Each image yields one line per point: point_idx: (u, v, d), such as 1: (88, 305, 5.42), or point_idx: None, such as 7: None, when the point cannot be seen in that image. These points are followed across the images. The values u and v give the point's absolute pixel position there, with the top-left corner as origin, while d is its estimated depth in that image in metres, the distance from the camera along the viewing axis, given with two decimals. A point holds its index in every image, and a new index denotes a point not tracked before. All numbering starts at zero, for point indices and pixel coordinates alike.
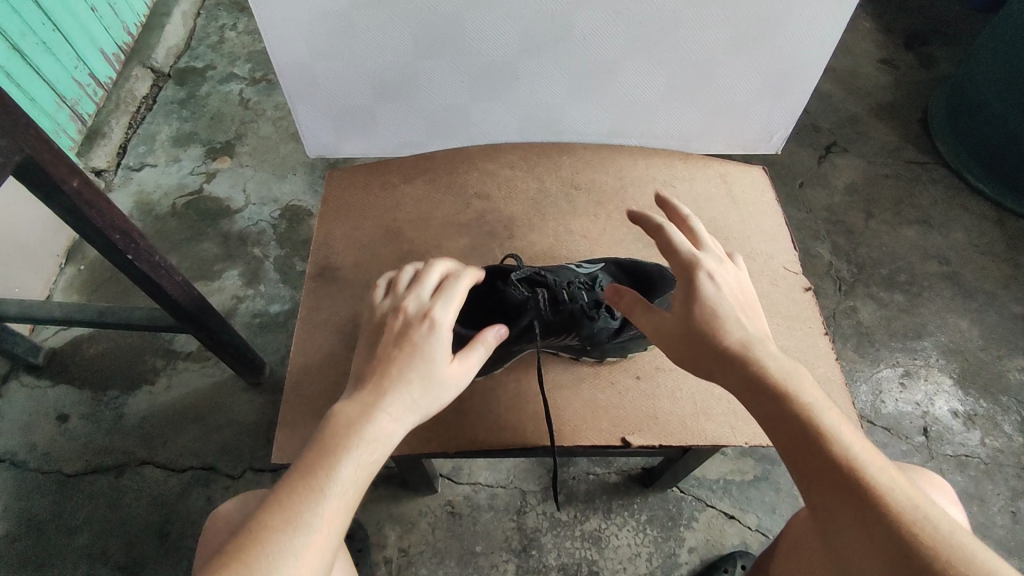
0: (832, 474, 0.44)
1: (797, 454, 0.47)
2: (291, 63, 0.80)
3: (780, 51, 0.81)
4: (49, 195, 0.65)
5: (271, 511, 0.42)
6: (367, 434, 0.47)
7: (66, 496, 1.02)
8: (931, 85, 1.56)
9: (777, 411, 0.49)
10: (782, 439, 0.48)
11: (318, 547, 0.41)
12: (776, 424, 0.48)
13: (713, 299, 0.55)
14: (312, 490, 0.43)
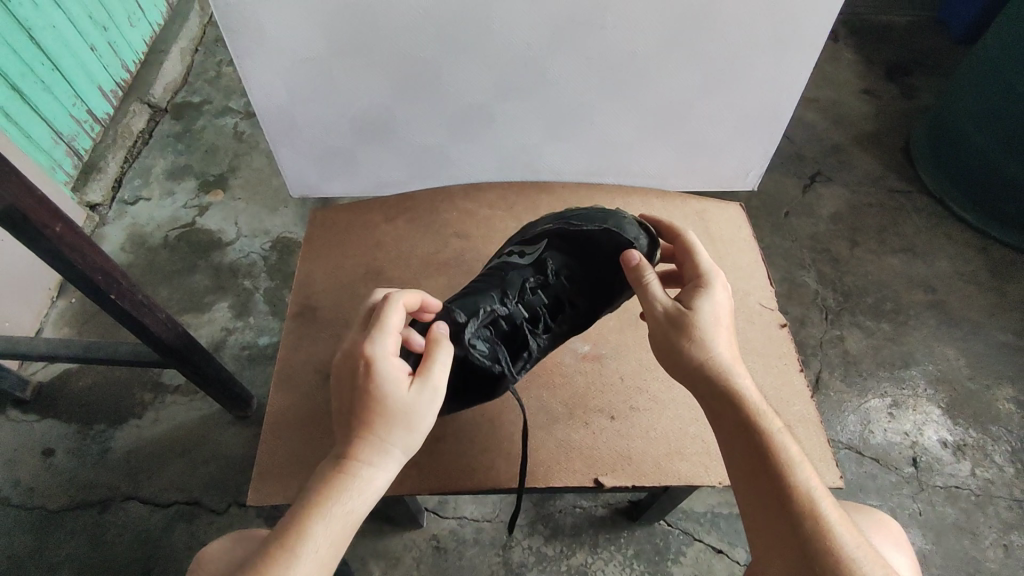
0: (775, 491, 0.49)
1: (750, 467, 0.51)
2: (273, 109, 0.83)
3: (750, 93, 0.84)
4: (32, 238, 0.66)
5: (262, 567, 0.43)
6: (343, 499, 0.46)
7: (49, 533, 1.02)
8: (914, 115, 1.59)
9: (742, 426, 0.52)
10: (740, 452, 0.52)
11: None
12: (739, 438, 0.52)
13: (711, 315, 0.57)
14: (289, 564, 0.43)
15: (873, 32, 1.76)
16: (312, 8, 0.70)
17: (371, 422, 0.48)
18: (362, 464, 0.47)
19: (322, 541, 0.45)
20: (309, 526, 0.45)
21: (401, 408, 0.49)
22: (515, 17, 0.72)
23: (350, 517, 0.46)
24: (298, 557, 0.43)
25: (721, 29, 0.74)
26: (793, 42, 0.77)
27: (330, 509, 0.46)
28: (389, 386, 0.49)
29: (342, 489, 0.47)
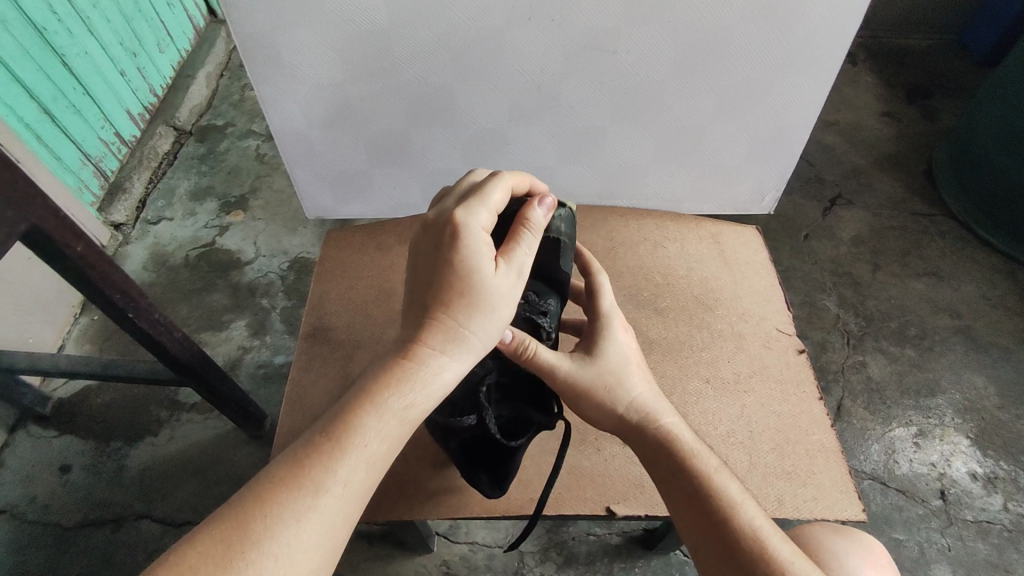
0: (722, 536, 0.50)
1: (692, 514, 0.53)
2: (289, 132, 0.84)
3: (764, 118, 0.83)
4: (54, 258, 0.68)
5: (291, 475, 0.42)
6: (407, 394, 0.47)
7: (63, 550, 1.02)
8: (936, 137, 1.57)
9: (677, 473, 0.54)
10: (681, 501, 0.53)
11: (331, 509, 0.42)
12: (677, 488, 0.54)
13: (622, 359, 0.58)
14: (336, 453, 0.43)
15: (892, 55, 1.75)
16: (329, 34, 0.71)
17: (455, 306, 0.49)
18: (434, 354, 0.48)
19: (373, 435, 0.45)
20: (366, 419, 0.45)
21: (488, 291, 0.49)
22: (529, 43, 0.72)
23: (407, 416, 0.47)
24: (340, 456, 0.43)
25: (735, 53, 0.74)
26: (808, 67, 0.76)
27: (385, 402, 0.46)
28: (482, 259, 0.49)
29: (407, 382, 0.47)
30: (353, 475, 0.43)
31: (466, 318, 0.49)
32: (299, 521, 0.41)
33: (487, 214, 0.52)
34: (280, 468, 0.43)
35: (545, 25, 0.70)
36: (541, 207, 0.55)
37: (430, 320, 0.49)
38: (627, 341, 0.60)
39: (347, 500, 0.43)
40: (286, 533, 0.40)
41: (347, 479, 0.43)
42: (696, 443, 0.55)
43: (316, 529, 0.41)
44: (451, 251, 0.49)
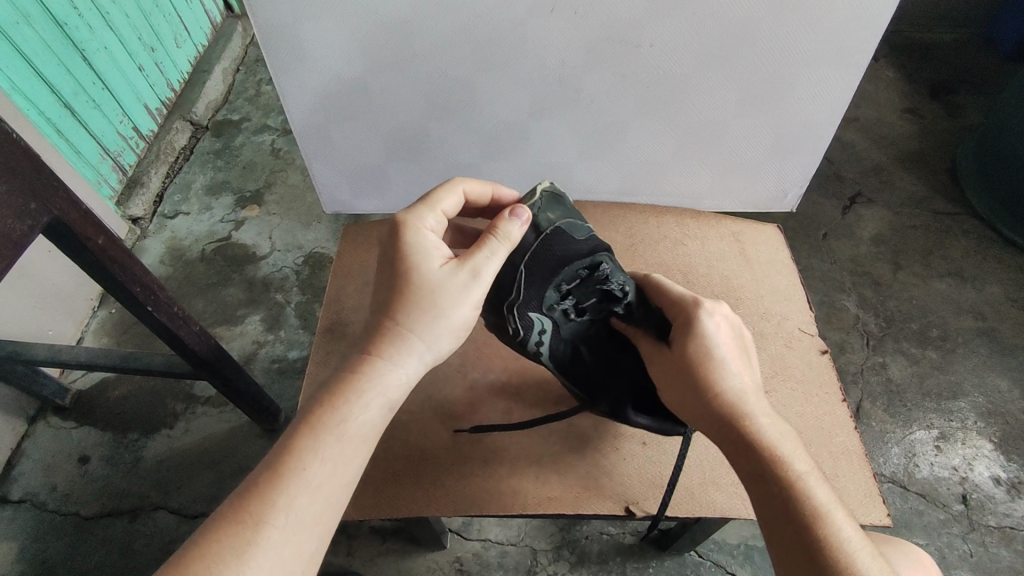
0: (806, 547, 0.47)
1: (772, 519, 0.49)
2: (308, 125, 0.84)
3: (789, 114, 0.82)
4: (74, 251, 0.68)
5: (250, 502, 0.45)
6: (350, 411, 0.49)
7: (81, 540, 1.03)
8: (959, 135, 1.53)
9: (760, 473, 0.51)
10: (762, 503, 0.50)
11: (275, 540, 0.44)
12: (759, 489, 0.50)
13: (714, 346, 0.56)
14: (278, 483, 0.46)
15: (915, 51, 1.72)
16: (350, 26, 0.71)
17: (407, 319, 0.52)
18: (379, 366, 0.50)
19: (315, 459, 0.47)
20: (322, 441, 0.48)
21: (431, 297, 0.52)
22: (552, 36, 0.71)
23: (350, 435, 0.49)
24: (295, 479, 0.46)
25: (761, 46, 0.73)
26: (835, 62, 0.75)
27: (329, 425, 0.48)
28: (424, 264, 0.52)
29: (351, 400, 0.49)
30: (297, 503, 0.46)
31: (410, 324, 0.52)
32: (243, 555, 0.43)
33: (434, 222, 0.56)
34: (230, 505, 0.45)
35: (568, 18, 0.69)
36: (518, 220, 0.55)
37: (377, 333, 0.52)
38: (725, 328, 0.58)
39: (294, 527, 0.45)
40: (231, 569, 0.42)
41: (300, 501, 0.46)
42: (788, 443, 0.52)
43: (261, 560, 0.43)
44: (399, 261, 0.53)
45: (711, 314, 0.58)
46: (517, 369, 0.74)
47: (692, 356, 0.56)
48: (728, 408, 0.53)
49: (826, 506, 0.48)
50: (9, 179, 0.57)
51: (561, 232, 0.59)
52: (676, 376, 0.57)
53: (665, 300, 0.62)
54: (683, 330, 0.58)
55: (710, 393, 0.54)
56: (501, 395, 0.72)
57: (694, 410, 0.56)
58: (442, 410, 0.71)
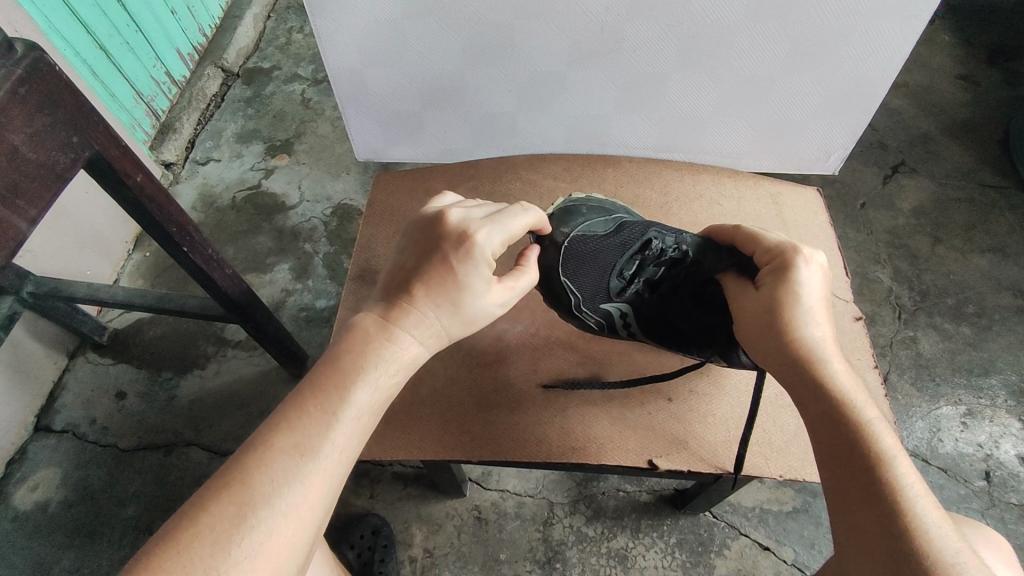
0: (869, 487, 0.46)
1: (834, 458, 0.49)
2: (343, 69, 0.83)
3: (840, 71, 0.79)
4: (114, 187, 0.69)
5: (281, 435, 0.45)
6: (390, 367, 0.50)
7: (119, 470, 1.09)
8: (1014, 104, 1.46)
9: (827, 411, 0.50)
10: (826, 444, 0.50)
11: (328, 473, 0.45)
12: (827, 430, 0.50)
13: (801, 291, 0.55)
14: (331, 419, 0.46)
15: (976, 13, 1.62)
16: None
17: (443, 311, 0.53)
18: (404, 338, 0.51)
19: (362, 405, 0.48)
20: (354, 390, 0.48)
21: (470, 300, 0.53)
22: None
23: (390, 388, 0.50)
24: (335, 420, 0.46)
25: None
26: (894, 16, 0.72)
27: (375, 377, 0.49)
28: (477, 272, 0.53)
29: (389, 359, 0.51)
30: (346, 442, 0.47)
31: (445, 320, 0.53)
32: (302, 482, 0.43)
33: (500, 241, 0.55)
34: (278, 436, 0.45)
35: None
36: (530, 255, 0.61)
37: (400, 308, 0.52)
38: (818, 278, 0.56)
39: (339, 460, 0.46)
40: (291, 492, 0.43)
41: (339, 443, 0.46)
42: (859, 391, 0.51)
43: (318, 487, 0.44)
44: (458, 265, 0.53)
45: (808, 261, 0.56)
46: (546, 322, 0.75)
47: (776, 296, 0.55)
48: (806, 351, 0.53)
49: (895, 453, 0.47)
50: (52, 111, 0.58)
51: (580, 238, 0.68)
52: (753, 313, 0.57)
53: (756, 244, 0.61)
54: (774, 273, 0.57)
55: (788, 334, 0.53)
56: (528, 346, 0.73)
57: (768, 352, 0.55)
58: (470, 358, 0.72)
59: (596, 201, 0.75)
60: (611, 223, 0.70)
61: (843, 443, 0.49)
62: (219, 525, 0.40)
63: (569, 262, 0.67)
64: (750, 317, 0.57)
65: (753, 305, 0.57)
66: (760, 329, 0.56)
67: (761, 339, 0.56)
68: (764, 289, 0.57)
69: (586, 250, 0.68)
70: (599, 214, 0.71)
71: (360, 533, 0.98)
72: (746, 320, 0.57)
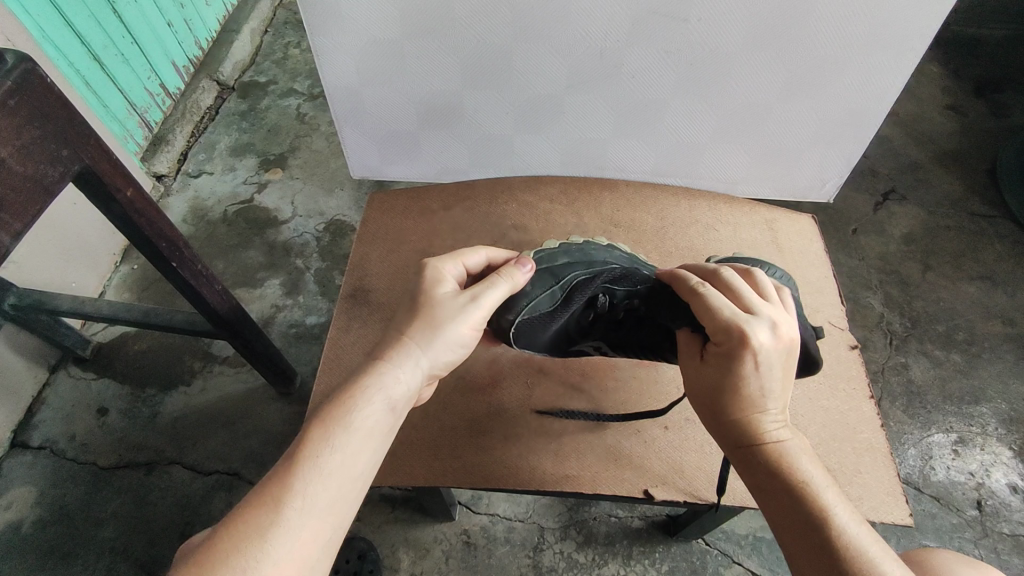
0: (834, 572, 0.45)
1: (796, 541, 0.48)
2: (341, 88, 0.83)
3: (835, 101, 0.80)
4: (103, 201, 0.68)
5: (246, 498, 0.44)
6: (360, 404, 0.49)
7: (97, 489, 1.05)
8: (1000, 135, 1.49)
9: (778, 493, 0.50)
10: (785, 527, 0.49)
11: (295, 529, 0.43)
12: (780, 512, 0.49)
13: (749, 371, 0.51)
14: (296, 469, 0.45)
15: (962, 46, 1.65)
16: None
17: (415, 333, 0.54)
18: (385, 370, 0.52)
19: (334, 449, 0.47)
20: (317, 434, 0.47)
21: (443, 318, 0.54)
22: (595, 7, 0.69)
23: (363, 426, 0.49)
24: (300, 470, 0.45)
25: (814, 26, 0.71)
26: (890, 48, 0.73)
27: (351, 419, 0.48)
28: (436, 287, 0.56)
29: (362, 397, 0.50)
30: (314, 491, 0.45)
31: (412, 334, 0.53)
32: (263, 538, 0.42)
33: (454, 263, 0.59)
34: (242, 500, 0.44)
35: None
36: (523, 270, 0.61)
37: (385, 345, 0.54)
38: (769, 349, 0.52)
39: (310, 514, 0.44)
40: (253, 549, 0.41)
41: (307, 492, 0.44)
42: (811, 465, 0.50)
43: (285, 544, 0.42)
44: (423, 286, 0.57)
45: (756, 335, 0.51)
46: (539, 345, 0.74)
47: (717, 379, 0.53)
48: (752, 432, 0.52)
49: (855, 532, 0.47)
50: (42, 123, 0.56)
51: (527, 320, 0.61)
52: (702, 391, 0.55)
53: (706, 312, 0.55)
54: (719, 350, 0.53)
55: (731, 417, 0.52)
56: (523, 370, 0.72)
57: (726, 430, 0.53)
58: (462, 382, 0.71)
59: (539, 257, 0.65)
60: (558, 295, 0.63)
61: (800, 526, 0.48)
62: None
63: (519, 343, 0.64)
64: (699, 395, 0.55)
65: (705, 379, 0.55)
66: (710, 409, 0.54)
67: (711, 418, 0.54)
68: (710, 366, 0.54)
69: (534, 328, 0.63)
70: (542, 283, 0.62)
71: (346, 557, 0.94)
72: (697, 391, 0.56)
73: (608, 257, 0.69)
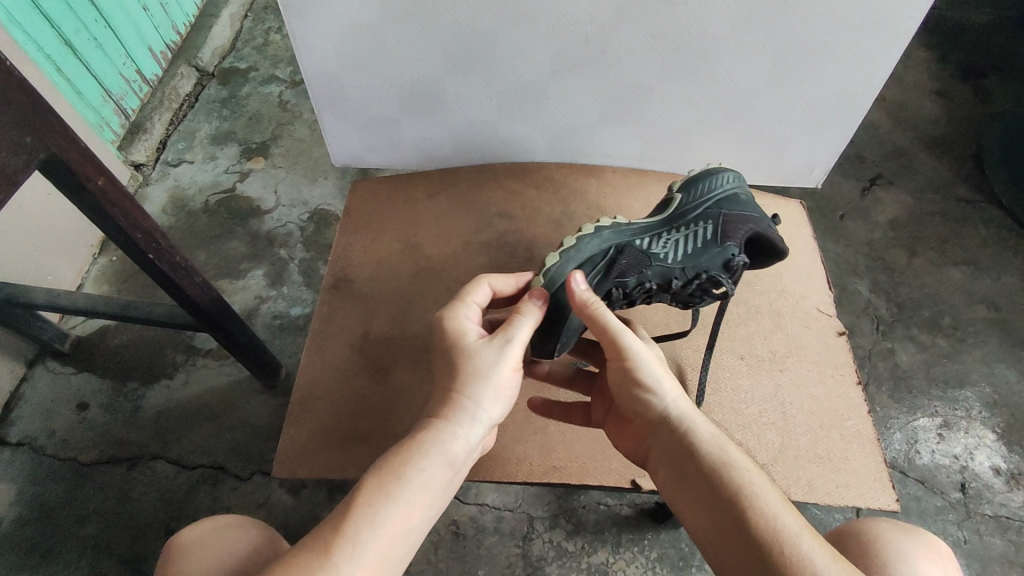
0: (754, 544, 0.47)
1: (716, 524, 0.50)
2: (320, 73, 0.81)
3: (824, 85, 0.79)
4: (74, 191, 0.65)
5: (298, 548, 0.44)
6: (415, 458, 0.49)
7: (79, 485, 1.04)
8: (986, 120, 1.49)
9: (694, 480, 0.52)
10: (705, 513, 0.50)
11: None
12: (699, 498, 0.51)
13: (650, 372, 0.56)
14: (350, 519, 0.45)
15: (949, 30, 1.65)
16: None
17: (460, 386, 0.53)
18: (440, 425, 0.51)
19: (388, 503, 0.46)
20: (367, 485, 0.47)
21: (484, 365, 0.54)
22: None
23: (417, 479, 0.48)
24: (352, 519, 0.45)
25: (803, 8, 0.69)
26: (879, 30, 0.72)
27: (406, 472, 0.48)
28: (463, 339, 0.56)
29: (417, 452, 0.49)
30: (370, 545, 0.44)
31: (460, 389, 0.53)
32: None
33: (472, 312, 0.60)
34: (292, 550, 0.44)
35: None
36: (537, 304, 0.60)
37: (434, 402, 0.53)
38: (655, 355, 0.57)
39: (363, 568, 0.43)
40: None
41: (359, 543, 0.44)
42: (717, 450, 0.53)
43: None
44: (448, 339, 0.56)
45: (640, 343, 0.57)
46: None
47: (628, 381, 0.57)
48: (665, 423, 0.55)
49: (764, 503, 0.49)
50: (5, 110, 0.54)
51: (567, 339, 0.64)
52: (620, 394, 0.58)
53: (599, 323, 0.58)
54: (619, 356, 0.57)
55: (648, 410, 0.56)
56: None
57: (658, 454, 0.55)
58: None
59: (549, 279, 0.64)
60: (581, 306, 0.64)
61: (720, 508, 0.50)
62: None
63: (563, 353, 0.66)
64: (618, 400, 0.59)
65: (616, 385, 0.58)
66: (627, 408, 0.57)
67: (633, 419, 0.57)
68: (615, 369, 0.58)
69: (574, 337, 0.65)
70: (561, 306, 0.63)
71: None
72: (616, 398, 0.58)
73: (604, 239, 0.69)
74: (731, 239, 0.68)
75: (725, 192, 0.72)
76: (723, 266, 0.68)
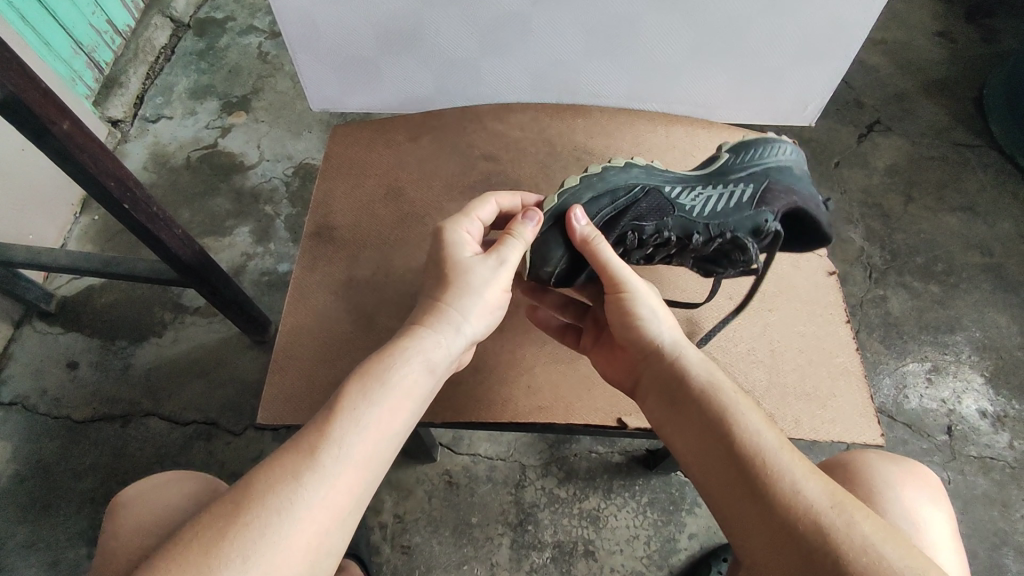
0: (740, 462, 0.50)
1: (703, 444, 0.53)
2: (291, 9, 0.77)
3: (819, 12, 0.76)
4: (39, 136, 0.63)
5: (286, 444, 0.47)
6: (397, 364, 0.51)
7: (73, 443, 1.04)
8: (989, 61, 1.45)
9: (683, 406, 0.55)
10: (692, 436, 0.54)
11: (337, 478, 0.46)
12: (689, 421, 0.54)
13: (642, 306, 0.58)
14: (334, 419, 0.47)
15: None
16: None
17: (448, 297, 0.55)
18: (425, 334, 0.53)
19: (370, 405, 0.49)
20: (352, 388, 0.49)
21: (472, 279, 0.56)
22: None
23: (400, 384, 0.50)
24: (337, 418, 0.48)
25: None
26: None
27: (388, 376, 0.50)
28: (457, 252, 0.56)
29: (399, 357, 0.52)
30: (351, 442, 0.47)
31: (448, 300, 0.55)
32: (297, 480, 0.44)
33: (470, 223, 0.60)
34: (281, 446, 0.47)
35: None
36: (530, 224, 0.58)
37: (420, 311, 0.55)
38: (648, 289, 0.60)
39: (345, 463, 0.46)
40: (286, 491, 0.44)
41: (342, 441, 0.47)
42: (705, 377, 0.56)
43: (320, 489, 0.45)
44: (442, 249, 0.57)
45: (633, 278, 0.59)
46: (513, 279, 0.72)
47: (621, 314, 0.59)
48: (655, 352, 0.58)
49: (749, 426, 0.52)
50: None
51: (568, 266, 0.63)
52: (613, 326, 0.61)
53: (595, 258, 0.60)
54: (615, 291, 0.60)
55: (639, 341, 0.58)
56: None
57: (649, 382, 0.58)
58: None
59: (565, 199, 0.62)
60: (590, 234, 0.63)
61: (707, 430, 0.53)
62: (211, 527, 0.42)
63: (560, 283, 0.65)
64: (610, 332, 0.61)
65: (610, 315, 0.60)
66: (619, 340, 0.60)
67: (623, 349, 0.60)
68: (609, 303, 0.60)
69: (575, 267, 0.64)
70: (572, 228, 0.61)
71: None
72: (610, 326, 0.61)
73: (634, 177, 0.66)
74: (767, 207, 0.66)
75: (779, 161, 0.68)
76: (750, 231, 0.66)
